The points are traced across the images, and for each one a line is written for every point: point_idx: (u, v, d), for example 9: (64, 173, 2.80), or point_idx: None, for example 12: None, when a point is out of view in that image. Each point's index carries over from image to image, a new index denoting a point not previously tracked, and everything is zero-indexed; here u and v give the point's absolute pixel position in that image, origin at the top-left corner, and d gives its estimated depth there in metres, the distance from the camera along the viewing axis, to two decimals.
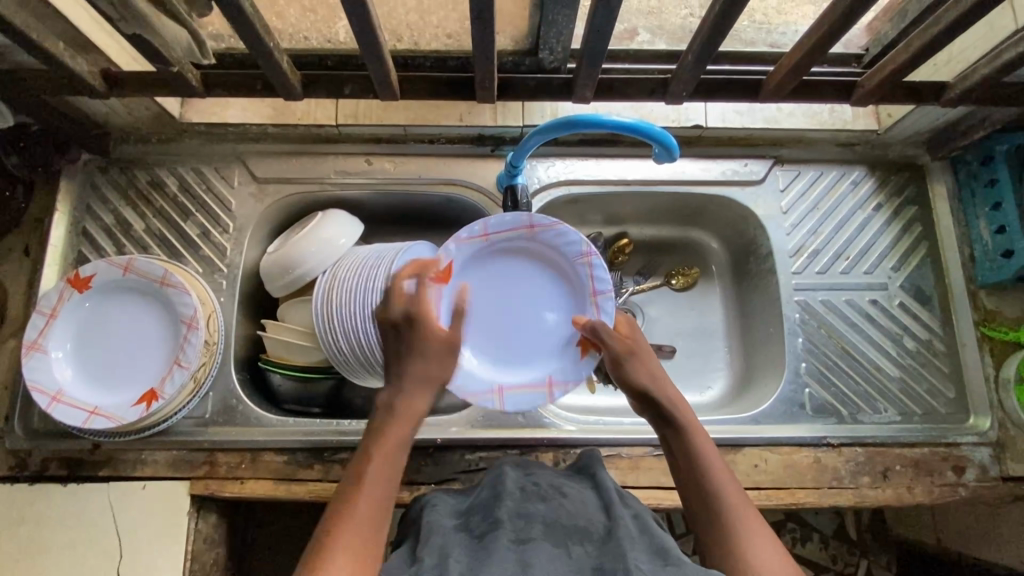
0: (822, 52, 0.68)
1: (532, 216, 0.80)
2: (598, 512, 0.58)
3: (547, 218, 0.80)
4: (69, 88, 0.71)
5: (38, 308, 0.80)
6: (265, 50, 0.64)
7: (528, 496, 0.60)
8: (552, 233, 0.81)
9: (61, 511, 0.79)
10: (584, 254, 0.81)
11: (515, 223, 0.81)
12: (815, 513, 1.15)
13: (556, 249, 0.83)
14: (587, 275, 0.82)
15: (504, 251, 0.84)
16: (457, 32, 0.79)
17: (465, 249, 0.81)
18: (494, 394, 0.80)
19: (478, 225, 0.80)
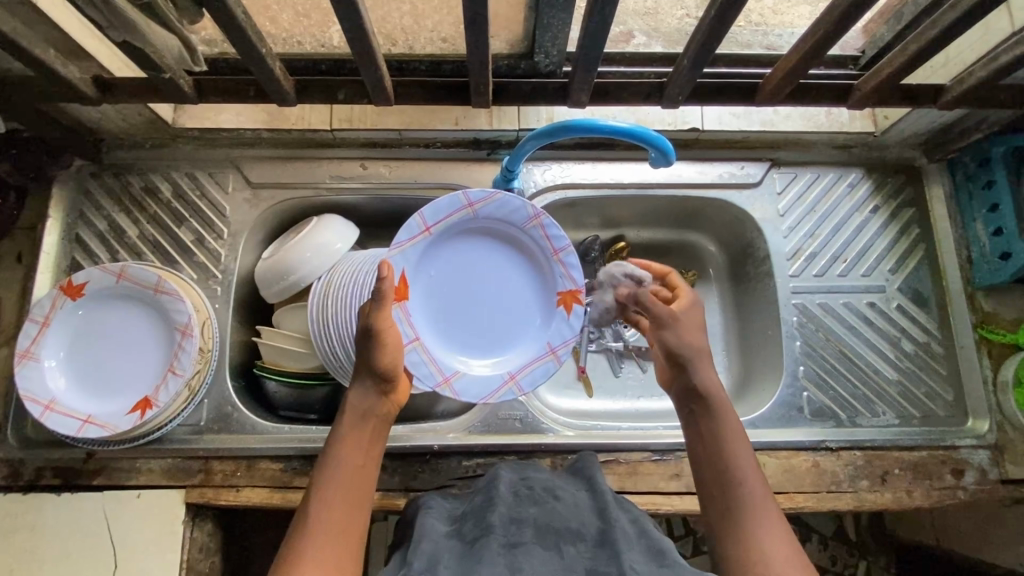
0: (818, 56, 0.68)
1: (465, 194, 0.77)
2: (592, 514, 0.58)
3: (481, 191, 0.78)
4: (60, 95, 0.70)
5: (30, 316, 0.79)
6: (258, 56, 0.63)
7: (521, 499, 0.60)
8: (492, 204, 0.78)
9: (55, 521, 0.78)
10: (531, 218, 0.79)
11: (450, 207, 0.77)
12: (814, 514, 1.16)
13: (501, 221, 0.80)
14: (542, 236, 0.80)
15: (449, 239, 0.80)
16: (452, 36, 0.78)
17: (411, 252, 0.77)
18: (509, 384, 0.79)
19: (415, 222, 0.76)
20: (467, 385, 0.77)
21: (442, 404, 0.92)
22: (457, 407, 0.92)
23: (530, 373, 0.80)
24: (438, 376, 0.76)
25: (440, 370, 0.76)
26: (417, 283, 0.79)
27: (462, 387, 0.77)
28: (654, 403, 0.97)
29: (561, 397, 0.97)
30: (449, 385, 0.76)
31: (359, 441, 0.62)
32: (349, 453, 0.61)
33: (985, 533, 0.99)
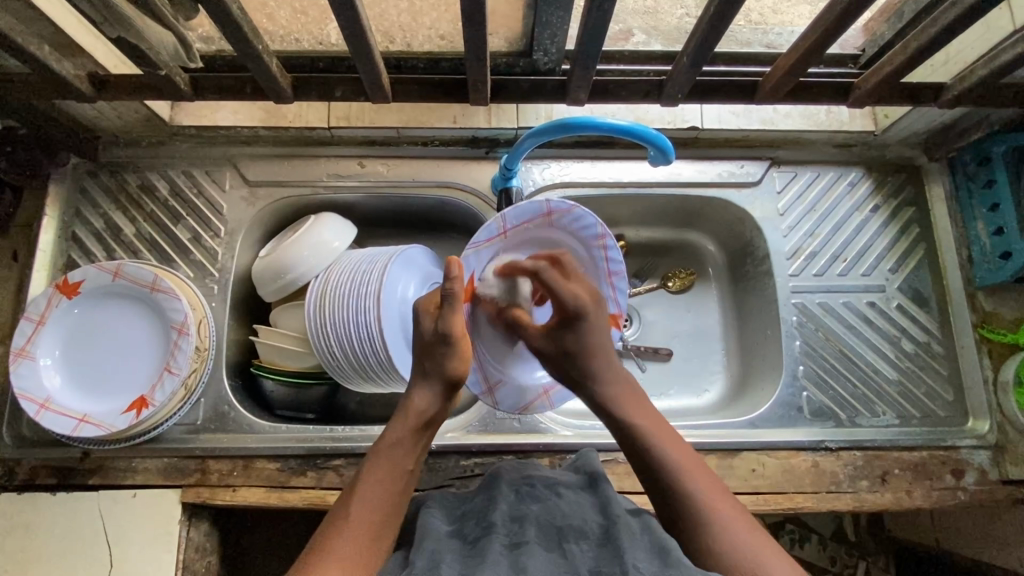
0: (817, 54, 0.67)
1: (549, 202, 0.74)
2: (595, 513, 0.58)
3: (564, 201, 0.75)
4: (55, 91, 0.70)
5: (25, 314, 0.79)
6: (254, 52, 0.63)
7: (523, 498, 0.59)
8: (569, 215, 0.75)
9: (50, 521, 0.78)
10: (600, 237, 0.77)
11: (530, 213, 0.75)
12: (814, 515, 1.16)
13: (572, 233, 0.78)
14: (603, 257, 0.79)
15: (520, 244, 0.77)
16: (450, 33, 0.77)
17: (484, 254, 0.75)
18: (544, 398, 0.81)
19: (495, 225, 0.74)
20: (507, 396, 0.80)
21: None
22: (455, 406, 0.92)
23: (565, 389, 0.81)
24: (483, 386, 0.78)
25: (486, 379, 0.79)
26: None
27: (502, 397, 0.80)
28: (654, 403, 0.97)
29: (560, 397, 0.96)
30: (490, 395, 0.79)
31: (410, 447, 0.60)
32: (390, 455, 0.59)
33: (985, 533, 0.99)
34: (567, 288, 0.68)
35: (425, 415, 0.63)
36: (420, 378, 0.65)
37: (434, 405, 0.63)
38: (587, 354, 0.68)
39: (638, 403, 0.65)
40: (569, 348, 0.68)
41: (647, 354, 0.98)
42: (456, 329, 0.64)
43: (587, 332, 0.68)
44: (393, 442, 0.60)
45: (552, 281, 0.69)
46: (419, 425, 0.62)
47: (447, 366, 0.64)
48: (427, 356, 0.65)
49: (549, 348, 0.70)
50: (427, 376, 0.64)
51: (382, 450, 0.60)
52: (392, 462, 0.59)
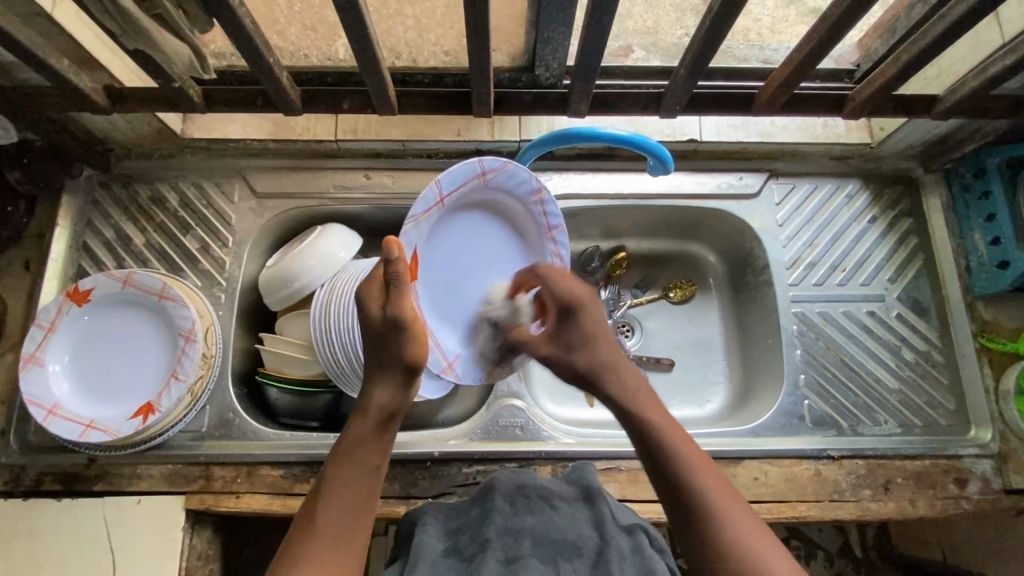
0: (811, 67, 0.69)
1: (479, 160, 0.70)
2: (589, 528, 0.58)
3: (496, 159, 0.71)
4: (73, 104, 0.72)
5: (36, 321, 0.80)
6: (266, 65, 0.65)
7: (518, 508, 0.60)
8: (502, 173, 0.72)
9: (55, 527, 0.78)
10: (534, 191, 0.76)
11: (467, 175, 0.70)
12: (819, 529, 1.15)
13: (506, 191, 0.75)
14: (541, 212, 0.78)
15: (458, 206, 0.74)
16: (455, 49, 0.80)
17: (425, 225, 0.70)
18: (501, 367, 0.78)
19: (432, 193, 0.68)
20: (469, 370, 0.77)
21: (444, 412, 0.93)
22: (458, 415, 0.92)
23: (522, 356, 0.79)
24: (443, 363, 0.75)
25: (445, 355, 0.75)
26: (423, 259, 0.72)
27: (462, 371, 0.77)
28: None
29: (562, 406, 0.97)
30: (451, 371, 0.76)
31: (372, 444, 0.59)
32: (352, 454, 0.59)
33: (992, 545, 0.98)
34: (563, 284, 0.69)
35: (387, 409, 0.61)
36: (378, 370, 0.62)
37: (392, 398, 0.61)
38: (595, 349, 0.66)
39: (651, 402, 0.62)
40: (574, 342, 0.66)
41: (649, 364, 0.99)
42: (406, 309, 0.61)
43: (587, 327, 0.67)
44: (355, 441, 0.59)
45: (551, 277, 0.70)
46: (381, 419, 0.60)
47: (404, 352, 0.61)
48: (381, 345, 0.62)
49: (556, 352, 0.67)
50: (384, 366, 0.62)
51: (348, 449, 0.59)
52: (356, 463, 0.58)
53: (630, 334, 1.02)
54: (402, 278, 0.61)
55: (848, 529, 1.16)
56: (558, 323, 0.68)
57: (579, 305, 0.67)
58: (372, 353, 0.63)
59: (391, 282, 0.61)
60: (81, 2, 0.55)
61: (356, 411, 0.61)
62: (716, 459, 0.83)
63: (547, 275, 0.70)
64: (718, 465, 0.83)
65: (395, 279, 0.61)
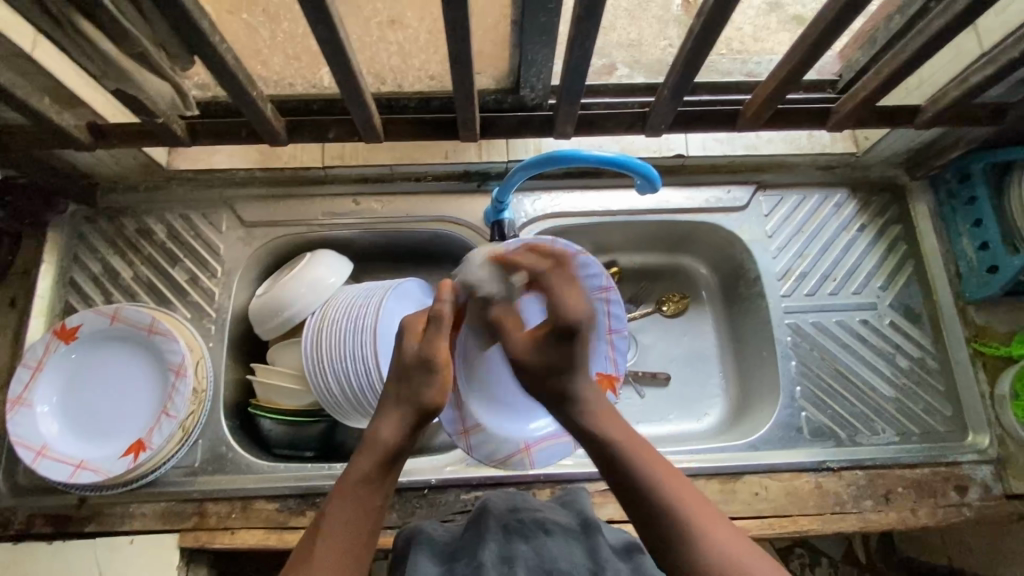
0: (792, 84, 0.70)
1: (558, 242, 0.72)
2: (584, 560, 0.59)
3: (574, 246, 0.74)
4: (55, 142, 0.72)
5: (23, 361, 0.79)
6: (249, 99, 0.65)
7: (512, 535, 0.61)
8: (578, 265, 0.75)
9: (47, 571, 0.77)
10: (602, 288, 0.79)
11: None
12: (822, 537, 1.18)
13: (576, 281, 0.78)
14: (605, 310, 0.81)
15: None
16: (439, 74, 0.81)
17: None
18: (522, 455, 0.79)
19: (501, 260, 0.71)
20: (482, 446, 0.78)
21: (439, 437, 0.92)
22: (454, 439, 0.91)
23: (544, 448, 0.80)
24: (460, 428, 0.77)
25: (463, 420, 0.76)
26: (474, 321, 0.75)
27: (477, 444, 0.78)
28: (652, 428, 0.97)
29: None
30: (466, 438, 0.77)
31: (376, 483, 0.59)
32: (356, 492, 0.57)
33: (999, 552, 0.99)
34: (572, 305, 0.62)
35: (391, 447, 0.60)
36: (388, 408, 0.62)
37: (401, 437, 0.61)
38: (573, 378, 0.64)
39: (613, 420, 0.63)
40: (559, 366, 0.63)
41: (646, 379, 0.99)
42: (441, 352, 0.63)
43: (577, 356, 0.63)
44: (360, 480, 0.58)
45: (553, 285, 0.63)
46: (386, 459, 0.59)
47: (426, 394, 0.62)
48: (404, 382, 0.63)
49: (530, 363, 0.65)
50: (400, 404, 0.62)
51: (351, 487, 0.58)
52: (358, 503, 0.57)
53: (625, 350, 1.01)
54: (442, 322, 0.65)
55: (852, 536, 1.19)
56: (551, 344, 0.63)
57: (579, 331, 0.62)
58: (393, 388, 0.64)
59: (432, 320, 0.65)
60: (61, 44, 0.55)
61: (360, 447, 0.60)
62: (717, 475, 0.83)
63: (549, 282, 0.64)
64: (720, 480, 0.82)
65: (436, 319, 0.65)
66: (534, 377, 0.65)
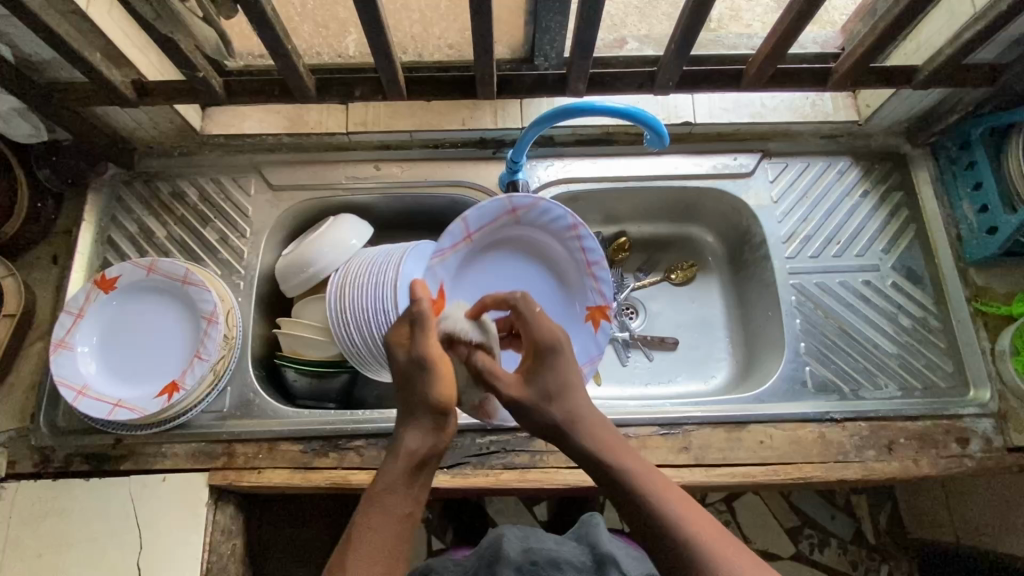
0: (792, 41, 0.74)
1: (508, 198, 0.82)
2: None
3: (525, 197, 0.83)
4: (102, 96, 0.77)
5: (65, 308, 0.84)
6: (284, 54, 0.70)
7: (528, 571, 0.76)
8: (532, 208, 0.84)
9: (85, 505, 0.81)
10: (571, 226, 0.85)
11: (493, 211, 0.82)
12: (831, 518, 1.24)
13: (542, 226, 0.87)
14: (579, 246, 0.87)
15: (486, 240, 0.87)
16: (458, 43, 0.88)
17: (451, 259, 0.84)
18: None
19: (458, 229, 0.82)
20: None
21: None
22: None
23: None
24: None
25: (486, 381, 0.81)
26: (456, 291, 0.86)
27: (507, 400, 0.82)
28: (660, 389, 1.00)
29: None
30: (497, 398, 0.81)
31: (403, 492, 0.60)
32: (383, 499, 0.59)
33: (1005, 521, 1.00)
34: (545, 324, 0.66)
35: (417, 454, 0.61)
36: (406, 418, 0.63)
37: (425, 441, 0.61)
38: (569, 401, 0.63)
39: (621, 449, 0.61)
40: (551, 391, 0.63)
41: (653, 343, 1.03)
42: (429, 350, 0.63)
43: (562, 374, 0.64)
44: (385, 489, 0.59)
45: (527, 314, 0.67)
46: (410, 465, 0.60)
47: (429, 393, 0.62)
48: (407, 386, 0.63)
49: (526, 395, 0.64)
50: (412, 411, 0.63)
51: (378, 497, 0.59)
52: (386, 511, 0.58)
53: (634, 316, 1.06)
54: (424, 318, 0.65)
55: (860, 518, 1.25)
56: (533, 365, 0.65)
57: (554, 347, 0.65)
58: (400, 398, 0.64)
59: (415, 324, 0.65)
60: None
61: (387, 458, 0.62)
62: (723, 424, 0.86)
63: (524, 311, 0.67)
64: (726, 429, 0.85)
65: (418, 318, 0.65)
66: (527, 412, 0.64)
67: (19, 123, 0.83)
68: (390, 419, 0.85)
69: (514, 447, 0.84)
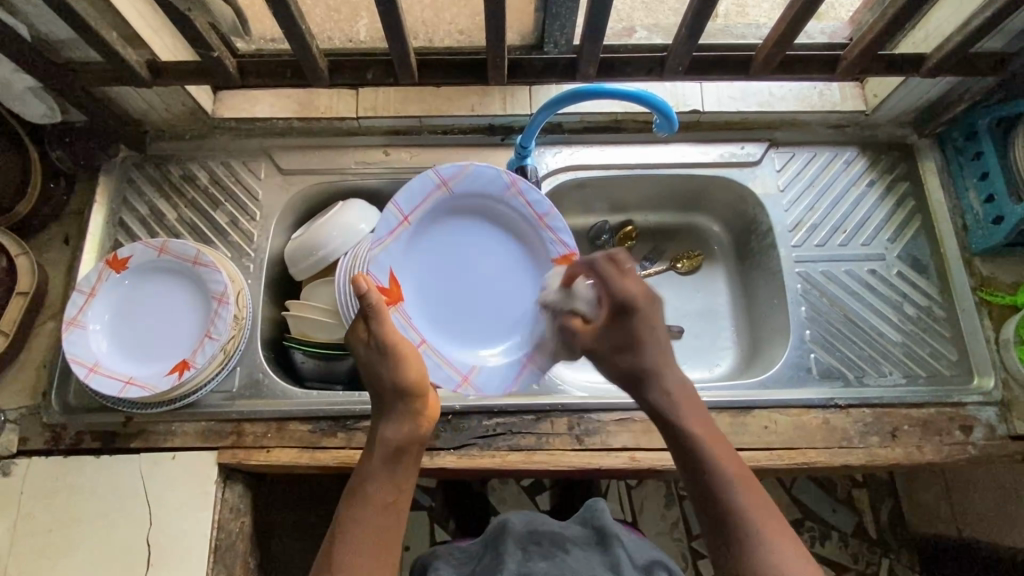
0: (802, 26, 0.74)
1: (434, 172, 0.87)
2: (604, 569, 0.74)
3: (450, 168, 0.89)
4: (118, 75, 0.78)
5: (78, 287, 0.85)
6: (299, 34, 0.70)
7: (532, 552, 0.76)
8: (460, 176, 0.89)
9: (96, 482, 0.82)
10: (510, 184, 0.90)
11: (424, 189, 0.88)
12: (833, 511, 1.24)
13: (480, 194, 0.91)
14: (524, 202, 0.91)
15: (432, 220, 0.91)
16: (469, 28, 0.89)
17: (396, 244, 0.88)
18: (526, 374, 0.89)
19: (392, 215, 0.86)
20: (483, 382, 0.88)
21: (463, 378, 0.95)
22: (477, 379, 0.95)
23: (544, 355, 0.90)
24: (457, 378, 0.87)
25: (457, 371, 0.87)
26: (409, 279, 0.90)
27: (481, 383, 0.88)
28: None
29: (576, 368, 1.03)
30: (467, 385, 0.87)
31: (386, 475, 0.65)
32: (365, 482, 0.64)
33: (1008, 515, 1.01)
34: (625, 284, 0.72)
35: (393, 443, 0.66)
36: (382, 407, 0.69)
37: (402, 428, 0.67)
38: (639, 357, 0.70)
39: (695, 411, 0.67)
40: (624, 346, 0.71)
41: None
42: (390, 338, 0.69)
43: (636, 330, 0.71)
44: (366, 472, 0.65)
45: (609, 275, 0.72)
46: (389, 449, 0.66)
47: (396, 379, 0.68)
48: (376, 377, 0.69)
49: (607, 348, 0.73)
50: (386, 401, 0.68)
51: (360, 480, 0.65)
52: (372, 492, 0.64)
53: None
54: (378, 309, 0.70)
55: (862, 511, 1.25)
56: (614, 319, 0.72)
57: (635, 307, 0.71)
58: (374, 388, 0.70)
59: (369, 316, 0.70)
60: None
61: (367, 446, 0.67)
62: (729, 409, 0.86)
63: (609, 272, 0.72)
64: (730, 414, 0.86)
65: (373, 311, 0.70)
66: (606, 360, 0.73)
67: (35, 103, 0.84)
68: None
69: (520, 429, 0.85)
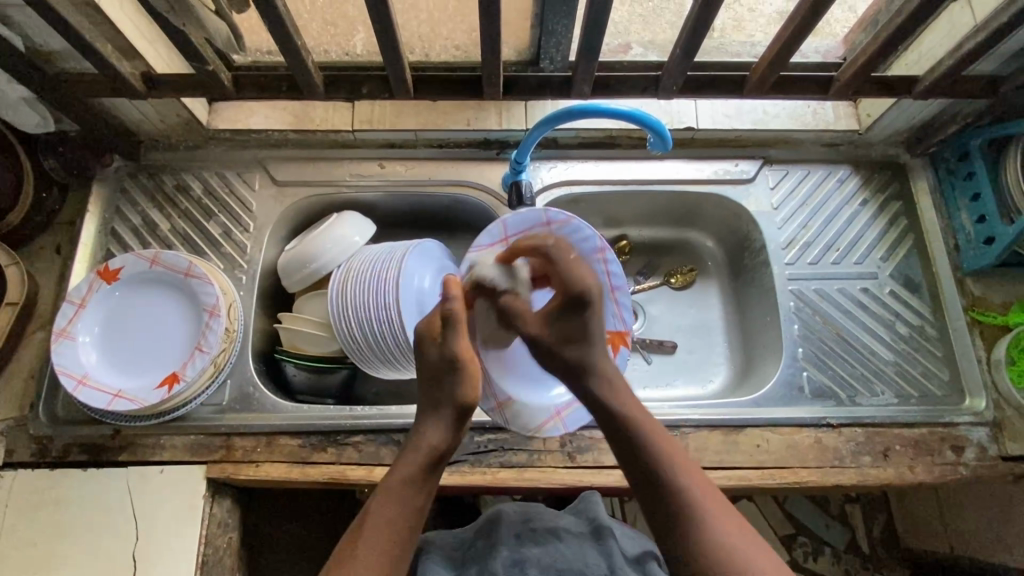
0: (795, 48, 0.75)
1: (546, 212, 0.82)
2: (597, 559, 0.69)
3: (561, 212, 0.82)
4: (112, 87, 0.78)
5: (68, 297, 0.84)
6: (293, 48, 0.70)
7: (525, 540, 0.72)
8: (568, 226, 0.82)
9: (82, 495, 0.81)
10: (598, 248, 0.84)
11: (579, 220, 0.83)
12: (825, 526, 1.24)
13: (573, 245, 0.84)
14: (604, 269, 0.85)
15: None
16: (465, 44, 0.89)
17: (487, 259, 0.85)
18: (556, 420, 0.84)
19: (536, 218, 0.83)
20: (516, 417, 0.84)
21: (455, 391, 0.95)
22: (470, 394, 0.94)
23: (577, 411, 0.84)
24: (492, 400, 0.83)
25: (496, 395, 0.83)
26: None
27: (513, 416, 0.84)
28: (656, 392, 1.01)
29: None
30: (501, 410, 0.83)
31: (420, 483, 0.62)
32: (401, 492, 0.61)
33: (1001, 536, 1.01)
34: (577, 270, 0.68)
35: (438, 450, 0.64)
36: (430, 412, 0.65)
37: (445, 437, 0.65)
38: (588, 349, 0.68)
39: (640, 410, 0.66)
40: (571, 338, 0.68)
41: (653, 346, 1.03)
42: (461, 349, 0.65)
43: (588, 325, 0.68)
44: (404, 481, 0.62)
45: (559, 255, 0.69)
46: (431, 460, 0.63)
47: (458, 393, 0.65)
48: (435, 386, 0.66)
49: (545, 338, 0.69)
50: (437, 407, 0.65)
51: (394, 484, 0.62)
52: (401, 502, 0.61)
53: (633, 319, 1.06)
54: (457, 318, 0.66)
55: (854, 527, 1.25)
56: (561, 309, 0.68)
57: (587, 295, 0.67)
58: (426, 391, 0.66)
59: (448, 322, 0.66)
60: None
61: (406, 446, 0.64)
62: (721, 427, 0.86)
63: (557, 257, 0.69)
64: (722, 432, 0.86)
65: (450, 318, 0.66)
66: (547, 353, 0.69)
67: (27, 113, 0.84)
68: (389, 415, 0.86)
69: (512, 445, 0.85)
